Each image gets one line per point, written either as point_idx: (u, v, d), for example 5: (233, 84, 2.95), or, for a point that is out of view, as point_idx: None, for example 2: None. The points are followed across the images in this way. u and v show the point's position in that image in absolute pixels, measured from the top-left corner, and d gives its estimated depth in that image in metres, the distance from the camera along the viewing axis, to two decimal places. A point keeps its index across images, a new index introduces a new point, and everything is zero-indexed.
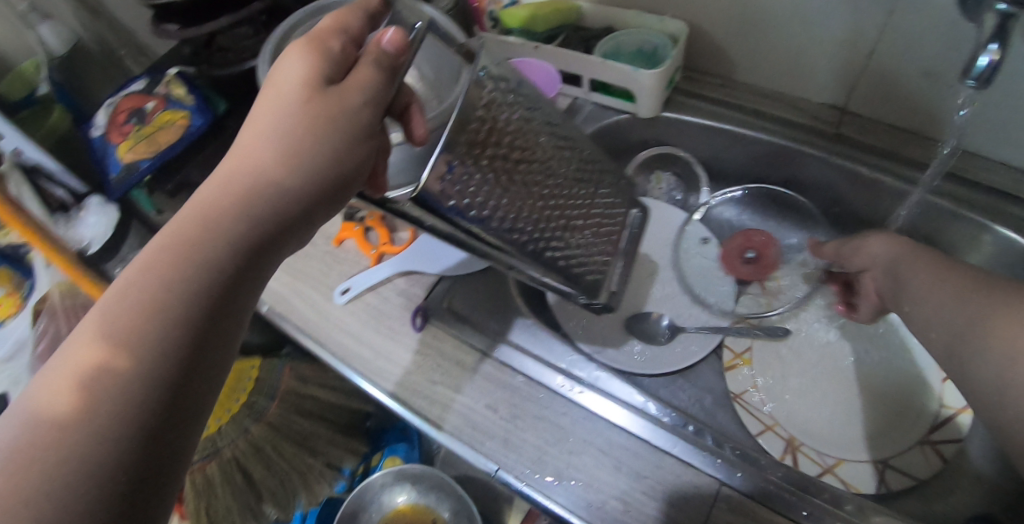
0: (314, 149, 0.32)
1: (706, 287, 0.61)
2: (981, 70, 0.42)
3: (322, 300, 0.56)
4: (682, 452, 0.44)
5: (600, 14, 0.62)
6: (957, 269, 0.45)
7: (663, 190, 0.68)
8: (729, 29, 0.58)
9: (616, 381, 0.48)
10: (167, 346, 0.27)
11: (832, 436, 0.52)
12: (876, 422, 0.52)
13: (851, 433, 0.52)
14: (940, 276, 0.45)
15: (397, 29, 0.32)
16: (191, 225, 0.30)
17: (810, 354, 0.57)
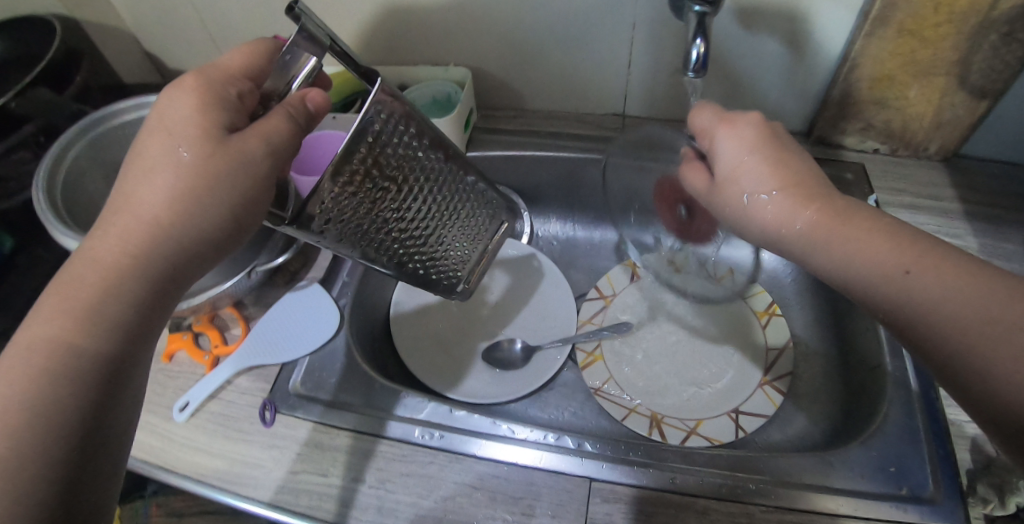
0: (195, 210, 0.32)
1: (551, 300, 0.63)
2: (696, 61, 0.49)
3: (162, 423, 0.51)
4: (551, 460, 0.46)
5: (391, 77, 0.68)
6: (925, 265, 0.31)
7: None
8: (505, 65, 0.65)
9: (477, 416, 0.50)
10: (71, 399, 0.29)
11: (689, 401, 0.56)
12: (720, 375, 0.58)
13: (701, 395, 0.57)
14: (912, 279, 0.31)
15: (321, 93, 0.35)
16: (95, 274, 0.31)
17: (654, 335, 0.62)
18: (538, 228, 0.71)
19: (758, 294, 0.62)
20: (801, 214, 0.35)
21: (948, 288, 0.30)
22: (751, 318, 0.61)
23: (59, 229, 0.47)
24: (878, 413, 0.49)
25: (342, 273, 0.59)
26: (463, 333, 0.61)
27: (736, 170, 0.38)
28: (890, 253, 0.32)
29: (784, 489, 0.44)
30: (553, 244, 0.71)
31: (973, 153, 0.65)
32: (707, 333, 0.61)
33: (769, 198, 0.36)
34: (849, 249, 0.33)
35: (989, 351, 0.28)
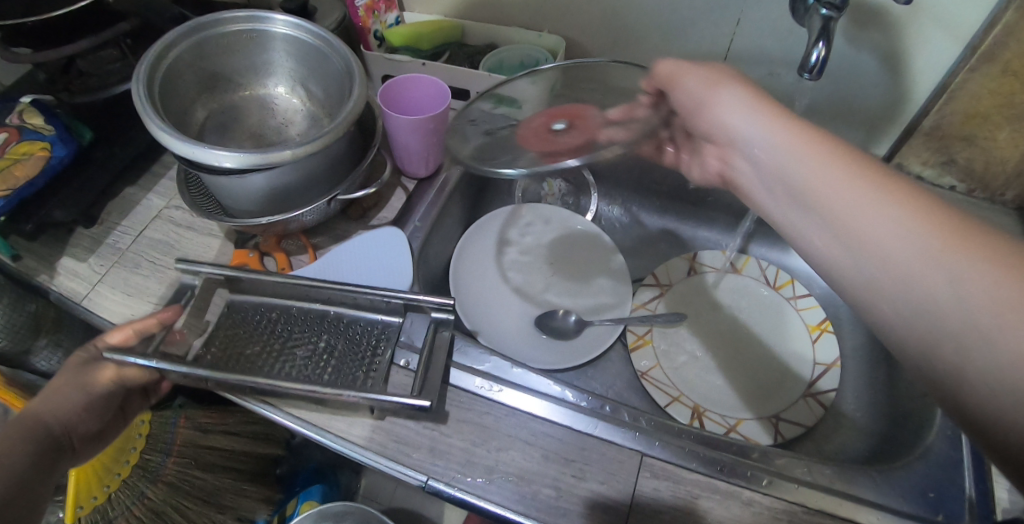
0: None
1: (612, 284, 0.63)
2: (811, 63, 0.48)
3: None
4: (603, 429, 0.46)
5: (482, 33, 0.68)
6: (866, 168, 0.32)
7: (554, 197, 0.70)
8: (600, 42, 0.65)
9: (533, 376, 0.50)
10: None
11: (733, 399, 0.57)
12: (764, 380, 0.59)
13: (743, 395, 0.58)
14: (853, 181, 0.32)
15: None
16: None
17: (704, 330, 0.62)
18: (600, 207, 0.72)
19: (812, 308, 0.62)
20: (764, 120, 0.37)
21: (911, 225, 0.29)
22: (803, 330, 0.61)
23: (153, 124, 0.47)
24: (925, 439, 0.50)
25: (413, 218, 0.59)
26: (518, 299, 0.62)
27: (721, 87, 0.41)
28: (855, 191, 0.31)
29: (826, 492, 0.45)
30: (615, 227, 0.71)
31: None
32: (756, 337, 0.62)
33: (751, 123, 0.38)
34: (819, 182, 0.33)
35: (959, 259, 0.27)
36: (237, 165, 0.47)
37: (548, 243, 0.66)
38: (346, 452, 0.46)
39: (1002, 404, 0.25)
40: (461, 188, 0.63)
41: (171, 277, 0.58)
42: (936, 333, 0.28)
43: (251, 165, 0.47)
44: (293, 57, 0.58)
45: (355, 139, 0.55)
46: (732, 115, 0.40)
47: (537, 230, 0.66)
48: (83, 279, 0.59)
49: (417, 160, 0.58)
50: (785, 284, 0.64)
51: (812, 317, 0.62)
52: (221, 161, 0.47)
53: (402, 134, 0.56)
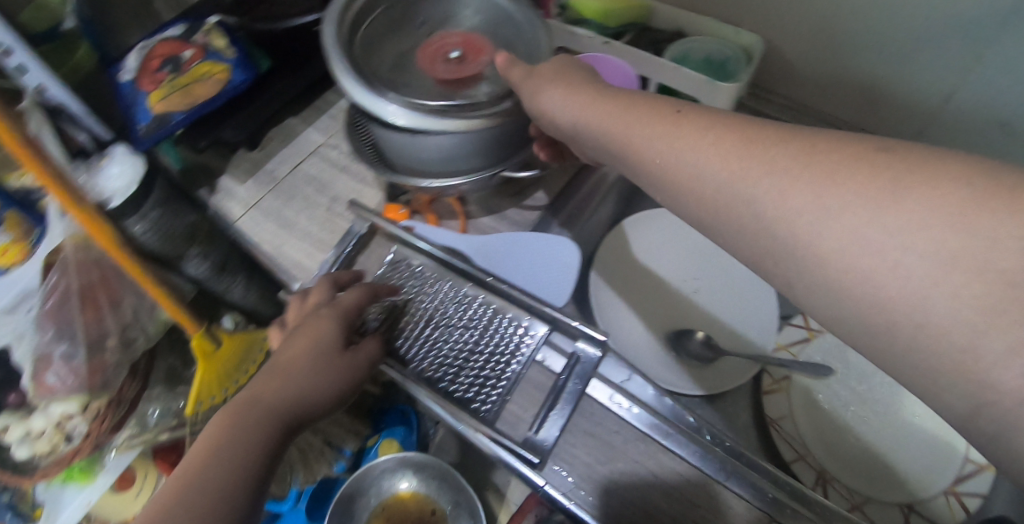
0: None
1: (755, 316, 0.59)
2: None
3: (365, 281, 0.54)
4: (737, 479, 0.43)
5: (672, 19, 0.63)
6: (724, 137, 0.31)
7: None
8: (805, 50, 0.58)
9: (664, 400, 0.47)
10: None
11: (862, 474, 0.52)
12: (903, 462, 0.52)
13: (874, 472, 0.52)
14: (704, 148, 0.32)
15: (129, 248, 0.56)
16: None
17: (846, 388, 0.57)
18: None
19: None
20: (568, 102, 0.41)
21: (750, 178, 0.30)
22: None
23: (337, 65, 0.48)
24: None
25: (565, 207, 0.56)
26: (650, 313, 0.60)
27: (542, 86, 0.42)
28: (678, 156, 0.33)
29: None
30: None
31: None
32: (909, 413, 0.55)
33: (567, 105, 0.41)
34: (658, 145, 0.34)
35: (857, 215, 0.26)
36: (408, 125, 0.47)
37: (695, 260, 0.62)
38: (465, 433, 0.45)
39: (923, 363, 0.24)
40: (616, 184, 0.59)
41: (320, 217, 0.60)
42: (846, 311, 0.27)
43: (422, 126, 0.46)
44: (482, 12, 0.56)
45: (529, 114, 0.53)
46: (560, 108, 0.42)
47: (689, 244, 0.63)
48: (240, 201, 0.63)
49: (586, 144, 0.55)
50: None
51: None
52: (394, 117, 0.46)
53: None
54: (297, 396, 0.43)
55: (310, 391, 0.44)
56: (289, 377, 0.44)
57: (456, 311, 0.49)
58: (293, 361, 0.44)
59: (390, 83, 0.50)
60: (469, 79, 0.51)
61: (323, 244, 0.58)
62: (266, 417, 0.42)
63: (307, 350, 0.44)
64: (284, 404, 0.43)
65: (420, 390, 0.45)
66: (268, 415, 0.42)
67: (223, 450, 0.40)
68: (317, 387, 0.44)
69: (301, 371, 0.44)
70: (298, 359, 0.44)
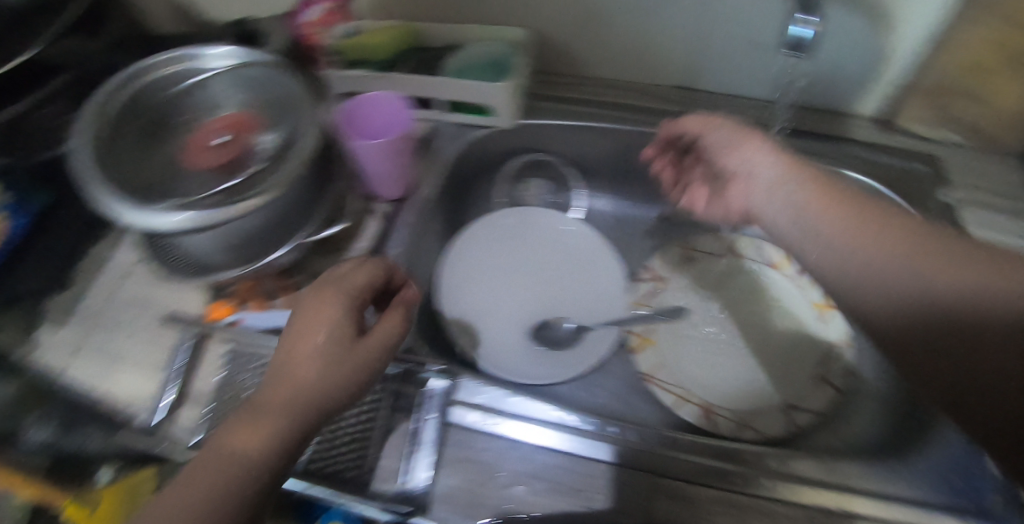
0: None
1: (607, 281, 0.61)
2: (801, 39, 0.44)
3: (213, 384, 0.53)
4: (611, 453, 0.45)
5: (441, 33, 0.63)
6: (841, 206, 0.44)
7: (534, 197, 0.66)
8: (564, 29, 0.59)
9: (528, 402, 0.47)
10: None
11: (739, 394, 0.55)
12: (771, 367, 0.56)
13: (749, 389, 0.55)
14: (822, 214, 0.44)
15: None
16: None
17: (706, 321, 0.60)
18: (586, 202, 0.68)
19: (817, 286, 0.59)
20: (766, 166, 0.48)
21: (824, 210, 0.44)
22: (809, 312, 0.58)
23: (93, 189, 0.45)
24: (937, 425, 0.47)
25: (389, 245, 0.55)
26: (513, 314, 0.59)
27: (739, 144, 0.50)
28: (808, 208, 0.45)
29: (850, 495, 0.44)
30: (603, 220, 0.68)
31: None
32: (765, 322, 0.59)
33: (765, 167, 0.48)
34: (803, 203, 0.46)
35: (934, 283, 0.38)
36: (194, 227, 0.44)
37: (538, 246, 0.62)
38: (340, 506, 0.44)
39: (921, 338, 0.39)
40: (436, 204, 0.59)
41: (147, 338, 0.56)
42: (889, 307, 0.41)
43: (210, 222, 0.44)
44: (243, 87, 0.54)
45: (320, 173, 0.52)
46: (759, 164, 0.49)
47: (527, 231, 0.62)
48: (63, 349, 0.57)
49: (385, 182, 0.55)
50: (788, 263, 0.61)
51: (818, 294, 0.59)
52: (173, 226, 0.44)
53: (372, 154, 0.52)
54: (278, 435, 0.35)
55: (278, 420, 0.35)
56: (261, 423, 0.35)
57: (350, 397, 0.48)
58: (287, 380, 0.36)
59: (162, 193, 0.47)
60: (238, 159, 0.50)
61: (159, 367, 0.55)
62: (232, 480, 0.33)
63: (338, 351, 0.38)
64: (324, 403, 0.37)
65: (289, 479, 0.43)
66: (234, 465, 0.34)
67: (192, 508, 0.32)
68: (338, 398, 0.38)
69: (281, 421, 0.35)
70: (301, 376, 0.37)
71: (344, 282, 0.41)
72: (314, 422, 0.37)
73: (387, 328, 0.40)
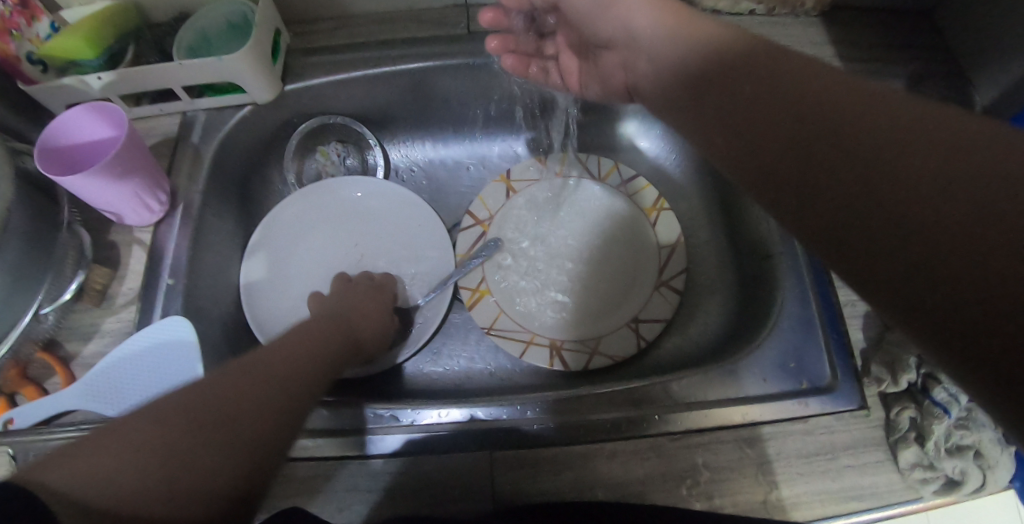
0: None
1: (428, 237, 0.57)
2: None
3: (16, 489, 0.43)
4: (450, 440, 0.42)
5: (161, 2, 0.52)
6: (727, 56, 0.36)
7: (333, 166, 0.59)
8: None
9: (355, 413, 0.43)
10: None
11: (585, 323, 0.53)
12: (613, 284, 0.55)
13: (593, 314, 0.54)
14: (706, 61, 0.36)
15: None
16: None
17: (541, 254, 0.57)
18: (390, 157, 0.62)
19: (644, 189, 0.57)
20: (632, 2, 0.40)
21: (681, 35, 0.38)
22: (639, 217, 0.57)
23: None
24: (772, 306, 0.47)
25: (158, 273, 0.47)
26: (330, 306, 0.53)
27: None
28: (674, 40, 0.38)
29: (687, 411, 0.42)
30: (414, 172, 0.62)
31: (848, 3, 0.60)
32: (599, 239, 0.56)
33: (631, 3, 0.40)
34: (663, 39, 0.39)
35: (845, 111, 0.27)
36: None
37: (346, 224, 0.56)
38: None
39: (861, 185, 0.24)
40: (212, 209, 0.51)
41: None
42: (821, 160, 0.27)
43: None
44: None
45: (32, 213, 0.42)
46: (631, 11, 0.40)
47: (328, 213, 0.57)
48: None
49: (135, 207, 0.46)
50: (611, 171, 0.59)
51: (648, 195, 0.57)
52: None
53: (90, 187, 0.43)
54: (293, 368, 0.36)
55: (312, 354, 0.38)
56: (262, 359, 0.35)
57: None
58: (310, 334, 0.41)
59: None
60: None
61: None
62: (241, 409, 0.31)
63: (385, 288, 0.52)
64: (319, 360, 0.39)
65: None
66: (278, 388, 0.33)
67: (218, 431, 0.29)
68: (351, 333, 0.44)
69: (335, 335, 0.42)
70: (311, 334, 0.41)
71: (382, 284, 0.52)
72: (371, 333, 0.47)
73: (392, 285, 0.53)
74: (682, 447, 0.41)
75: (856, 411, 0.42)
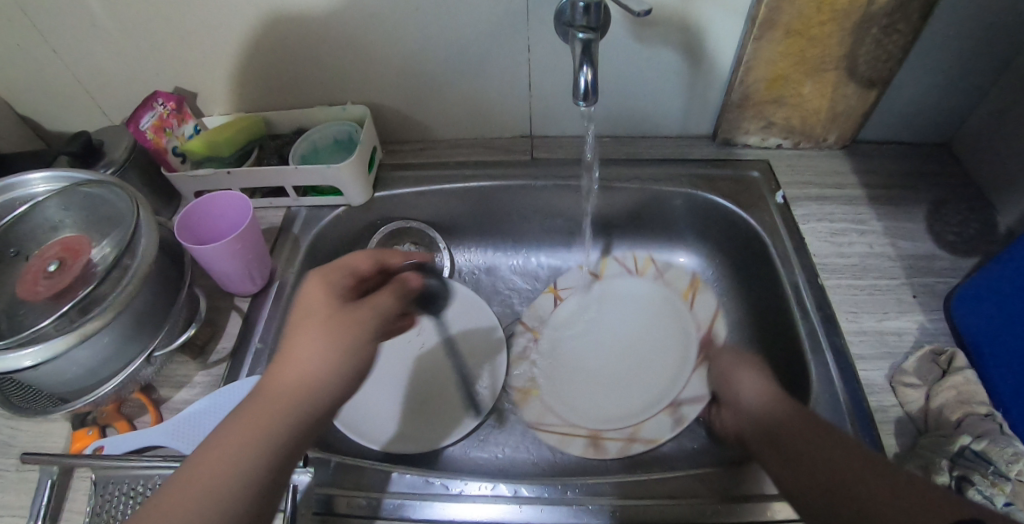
0: None
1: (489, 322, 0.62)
2: (585, 88, 0.45)
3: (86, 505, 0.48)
4: (493, 514, 0.44)
5: (286, 119, 0.64)
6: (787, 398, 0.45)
7: None
8: (403, 98, 0.62)
9: (410, 478, 0.47)
10: None
11: (637, 403, 0.57)
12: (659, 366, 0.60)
13: (644, 395, 0.58)
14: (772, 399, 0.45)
15: None
16: None
17: (589, 348, 0.62)
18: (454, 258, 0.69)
19: (679, 279, 0.67)
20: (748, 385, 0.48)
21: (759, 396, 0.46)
22: (673, 306, 0.65)
23: None
24: (807, 410, 0.49)
25: (253, 338, 0.55)
26: (393, 386, 0.58)
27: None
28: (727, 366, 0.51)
29: (723, 506, 0.44)
30: (476, 275, 0.69)
31: (870, 137, 0.68)
32: (641, 326, 0.63)
33: (746, 383, 0.48)
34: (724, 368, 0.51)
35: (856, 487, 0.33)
36: (40, 360, 0.43)
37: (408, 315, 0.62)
38: None
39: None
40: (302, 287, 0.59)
41: (9, 480, 0.53)
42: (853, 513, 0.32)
43: (58, 352, 0.44)
44: (79, 206, 0.54)
45: (163, 279, 0.51)
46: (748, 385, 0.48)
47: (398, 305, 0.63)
48: None
49: (240, 280, 0.55)
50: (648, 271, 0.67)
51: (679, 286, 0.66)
52: (20, 362, 0.43)
53: (212, 257, 0.51)
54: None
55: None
56: None
57: None
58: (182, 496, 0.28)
59: (11, 331, 0.47)
60: (73, 284, 0.49)
61: (21, 507, 0.51)
62: None
63: (294, 399, 0.33)
64: None
65: None
66: None
67: None
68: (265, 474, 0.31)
69: (228, 493, 0.29)
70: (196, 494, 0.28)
71: (289, 349, 0.36)
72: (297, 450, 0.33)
73: (335, 388, 0.35)
74: None
75: None
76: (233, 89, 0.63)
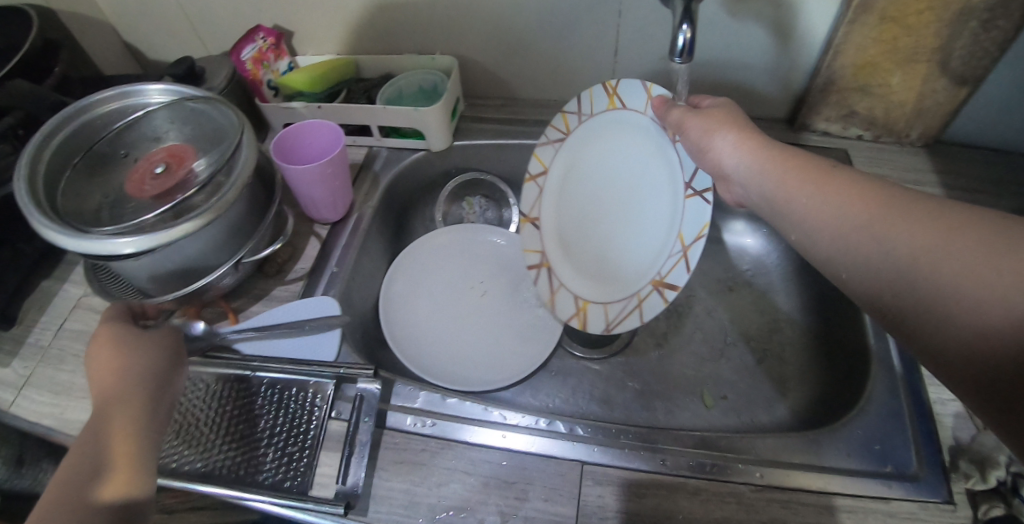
0: None
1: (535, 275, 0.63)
2: (680, 45, 0.46)
3: None
4: (544, 447, 0.46)
5: (375, 63, 0.67)
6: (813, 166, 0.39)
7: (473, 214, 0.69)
8: (489, 53, 0.63)
9: (468, 404, 0.50)
10: None
11: (654, 250, 0.55)
12: (652, 198, 0.55)
13: (657, 244, 0.54)
14: (826, 189, 0.37)
15: None
16: None
17: (562, 200, 0.60)
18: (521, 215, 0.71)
19: (592, 97, 0.56)
20: (748, 158, 0.43)
21: (787, 172, 0.40)
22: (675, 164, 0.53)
23: (33, 220, 0.47)
24: (865, 394, 0.49)
25: (329, 263, 0.58)
26: (452, 326, 0.60)
27: (715, 126, 0.45)
28: (853, 226, 0.35)
29: (771, 468, 0.45)
30: None
31: (954, 138, 0.66)
32: (624, 157, 0.57)
33: (722, 139, 0.45)
34: (844, 220, 0.35)
35: (932, 261, 0.30)
36: (139, 250, 0.47)
37: (470, 262, 0.64)
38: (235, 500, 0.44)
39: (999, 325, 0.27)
40: (377, 224, 0.62)
41: None
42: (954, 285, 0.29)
43: (155, 246, 0.47)
44: (184, 121, 0.58)
45: (255, 195, 0.55)
46: (728, 157, 0.45)
47: (461, 250, 0.65)
48: (8, 387, 0.58)
49: (323, 206, 0.58)
50: (611, 106, 0.55)
51: (598, 104, 0.56)
52: (122, 248, 0.46)
53: (303, 180, 0.55)
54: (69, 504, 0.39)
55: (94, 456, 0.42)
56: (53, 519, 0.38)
57: (266, 417, 0.48)
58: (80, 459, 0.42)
59: (113, 221, 0.51)
60: (174, 188, 0.52)
61: None
62: None
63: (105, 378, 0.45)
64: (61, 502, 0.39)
65: (191, 484, 0.45)
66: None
67: None
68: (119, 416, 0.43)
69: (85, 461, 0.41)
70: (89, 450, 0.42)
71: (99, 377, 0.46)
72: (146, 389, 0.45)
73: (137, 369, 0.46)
74: (761, 500, 0.43)
75: (941, 505, 0.43)
76: (328, 31, 0.66)
